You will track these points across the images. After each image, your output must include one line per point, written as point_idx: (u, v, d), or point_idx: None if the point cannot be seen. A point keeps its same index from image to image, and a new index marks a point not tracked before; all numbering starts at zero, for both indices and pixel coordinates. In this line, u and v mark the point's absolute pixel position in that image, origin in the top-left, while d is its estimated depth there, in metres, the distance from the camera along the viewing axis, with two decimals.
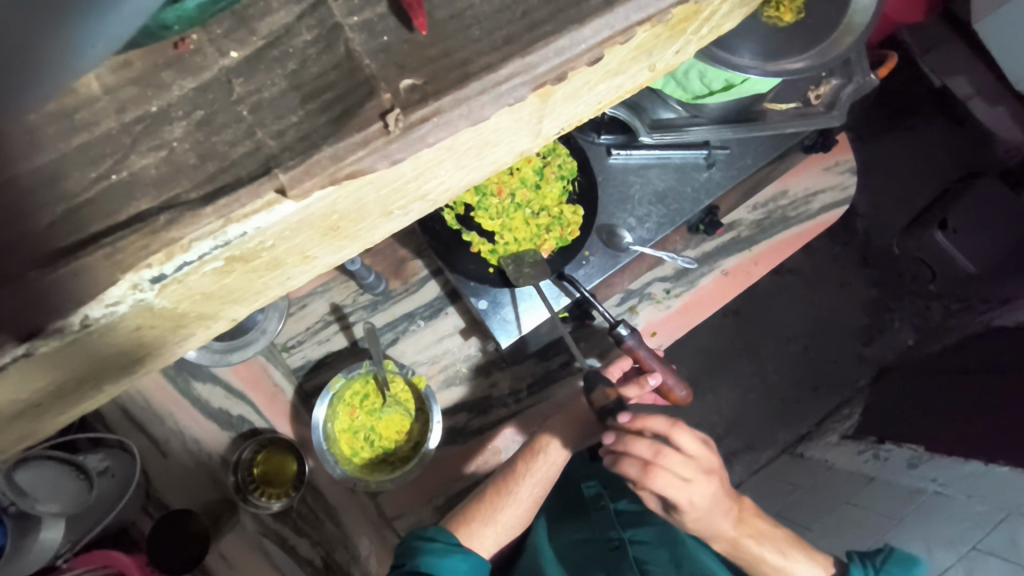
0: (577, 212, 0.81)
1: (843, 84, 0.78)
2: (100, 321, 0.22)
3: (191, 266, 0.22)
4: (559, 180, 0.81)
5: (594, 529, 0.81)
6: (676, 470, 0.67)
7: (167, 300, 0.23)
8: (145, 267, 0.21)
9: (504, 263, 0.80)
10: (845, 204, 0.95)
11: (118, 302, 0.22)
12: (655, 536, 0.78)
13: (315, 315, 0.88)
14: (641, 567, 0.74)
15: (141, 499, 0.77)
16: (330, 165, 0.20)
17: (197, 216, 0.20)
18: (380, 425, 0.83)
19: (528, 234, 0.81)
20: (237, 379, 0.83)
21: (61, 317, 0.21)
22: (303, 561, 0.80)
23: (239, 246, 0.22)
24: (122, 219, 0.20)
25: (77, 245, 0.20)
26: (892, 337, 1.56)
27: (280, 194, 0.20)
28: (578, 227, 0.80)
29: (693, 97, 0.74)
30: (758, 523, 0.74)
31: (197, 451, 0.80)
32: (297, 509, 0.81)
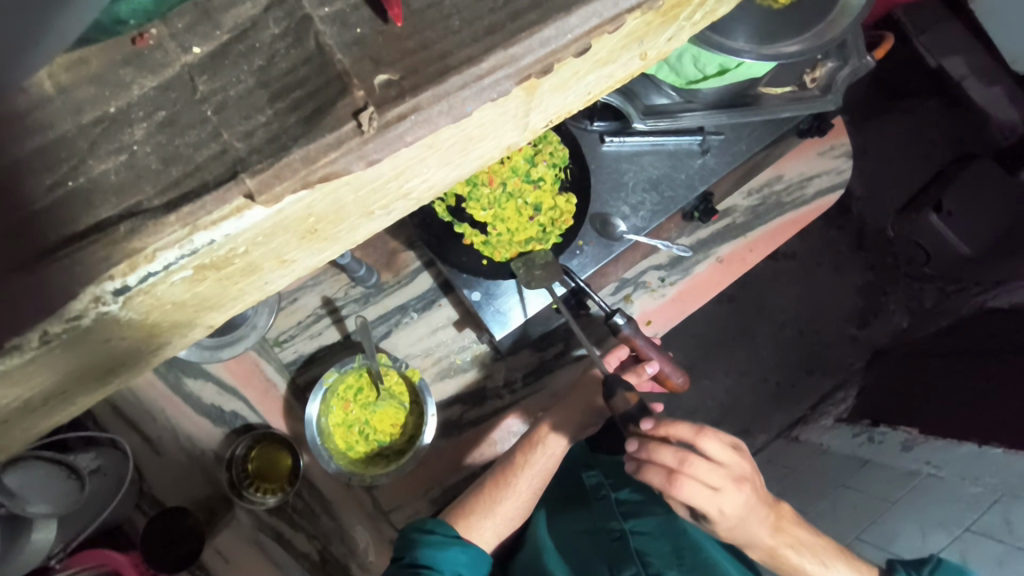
0: (570, 200, 0.80)
1: (838, 66, 0.77)
2: (62, 335, 0.21)
3: (157, 276, 0.20)
4: (551, 169, 0.80)
5: (596, 520, 0.81)
6: (706, 481, 0.60)
7: (134, 311, 0.22)
8: (108, 279, 0.20)
9: (497, 255, 0.79)
10: (841, 189, 0.94)
11: (81, 316, 0.20)
12: (656, 527, 0.78)
13: (307, 309, 0.87)
14: (643, 558, 0.74)
15: (135, 496, 0.76)
16: (302, 168, 0.19)
17: (160, 224, 0.19)
18: (374, 419, 0.82)
19: (522, 224, 0.79)
20: (229, 374, 0.82)
21: (19, 332, 0.20)
22: (297, 556, 0.79)
23: (209, 253, 0.21)
24: (81, 227, 0.19)
25: (34, 257, 0.19)
26: (886, 320, 1.56)
27: (249, 199, 0.19)
28: (571, 215, 0.79)
29: (688, 83, 0.72)
30: (795, 530, 0.71)
31: (191, 446, 0.79)
32: (291, 504, 0.81)
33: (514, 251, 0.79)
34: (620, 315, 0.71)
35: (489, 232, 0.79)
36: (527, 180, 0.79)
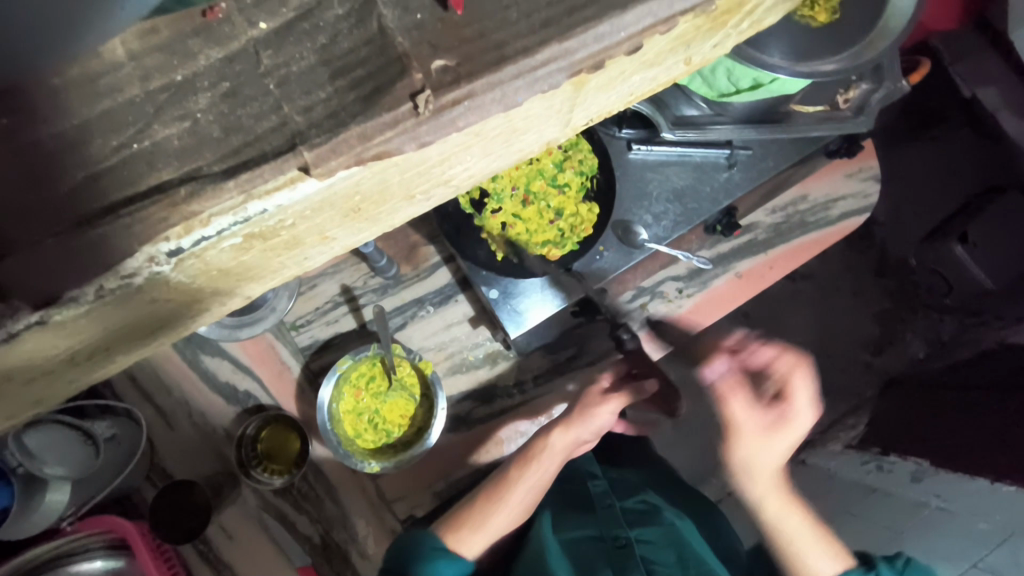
0: (593, 209, 0.80)
1: (872, 89, 0.77)
2: (115, 292, 0.22)
3: (210, 241, 0.21)
4: (578, 176, 0.80)
5: (601, 526, 0.80)
6: (806, 391, 0.76)
7: (183, 274, 0.23)
8: (163, 240, 0.20)
9: (512, 253, 0.79)
10: (865, 213, 0.94)
11: (134, 274, 0.21)
12: (660, 536, 0.78)
13: (324, 296, 0.87)
14: (648, 566, 0.74)
15: (144, 467, 0.77)
16: (357, 145, 0.19)
17: (219, 190, 0.20)
18: (384, 408, 0.83)
19: (541, 228, 0.80)
20: (245, 354, 0.83)
21: (77, 285, 0.20)
22: (300, 538, 0.80)
23: (259, 223, 0.22)
24: (142, 188, 0.20)
25: (97, 215, 0.20)
26: (901, 349, 1.55)
27: (304, 172, 0.20)
28: (592, 224, 0.80)
29: (719, 95, 0.73)
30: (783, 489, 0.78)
31: (202, 424, 0.80)
32: (297, 486, 0.82)
33: (530, 251, 0.80)
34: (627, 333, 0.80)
35: (507, 231, 0.80)
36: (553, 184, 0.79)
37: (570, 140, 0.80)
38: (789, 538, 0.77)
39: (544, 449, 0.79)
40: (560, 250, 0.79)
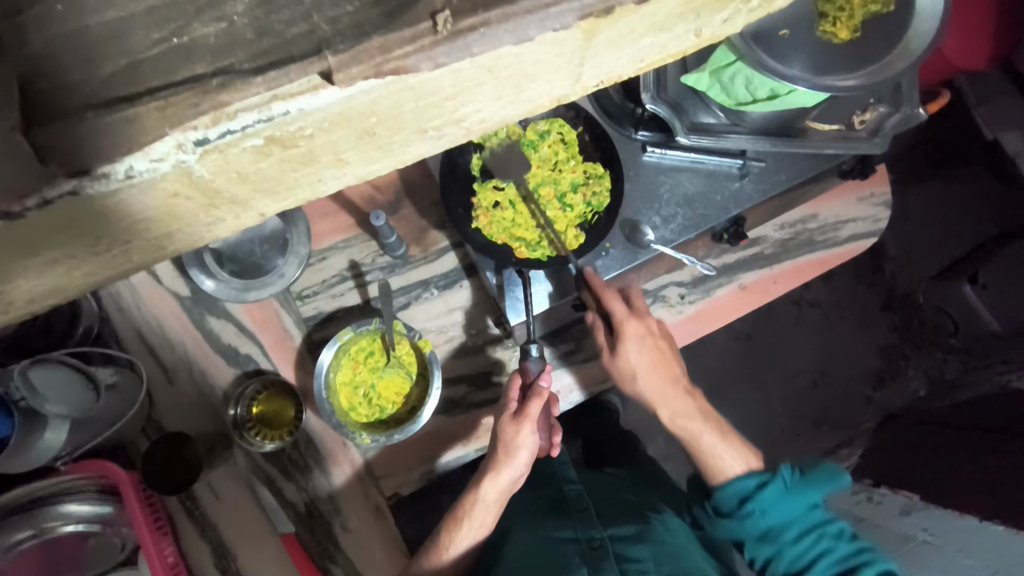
0: (578, 237, 0.80)
1: (888, 113, 0.79)
2: (143, 174, 0.25)
3: (234, 135, 0.25)
4: (585, 205, 0.81)
5: (577, 528, 0.81)
6: (636, 327, 0.78)
7: (205, 167, 0.27)
8: (192, 127, 0.24)
9: (488, 230, 0.79)
10: (874, 237, 0.94)
11: (163, 159, 0.25)
12: (636, 532, 0.81)
13: (333, 269, 0.88)
14: (623, 564, 0.76)
15: (141, 419, 0.79)
16: (377, 56, 0.23)
17: (246, 83, 0.23)
18: (380, 384, 0.84)
19: (528, 228, 0.80)
20: (249, 318, 0.85)
21: (111, 162, 0.24)
22: (286, 504, 0.82)
23: (280, 125, 0.25)
24: (178, 77, 0.23)
25: (134, 96, 0.23)
26: (903, 384, 1.54)
27: (325, 78, 0.23)
28: (568, 250, 0.79)
29: (736, 104, 0.74)
30: (676, 402, 0.84)
31: (202, 382, 0.83)
32: (288, 453, 0.83)
33: (503, 237, 0.79)
34: (533, 344, 0.76)
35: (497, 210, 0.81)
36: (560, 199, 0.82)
37: (597, 170, 0.82)
38: (709, 451, 0.84)
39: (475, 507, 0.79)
40: (529, 252, 0.79)
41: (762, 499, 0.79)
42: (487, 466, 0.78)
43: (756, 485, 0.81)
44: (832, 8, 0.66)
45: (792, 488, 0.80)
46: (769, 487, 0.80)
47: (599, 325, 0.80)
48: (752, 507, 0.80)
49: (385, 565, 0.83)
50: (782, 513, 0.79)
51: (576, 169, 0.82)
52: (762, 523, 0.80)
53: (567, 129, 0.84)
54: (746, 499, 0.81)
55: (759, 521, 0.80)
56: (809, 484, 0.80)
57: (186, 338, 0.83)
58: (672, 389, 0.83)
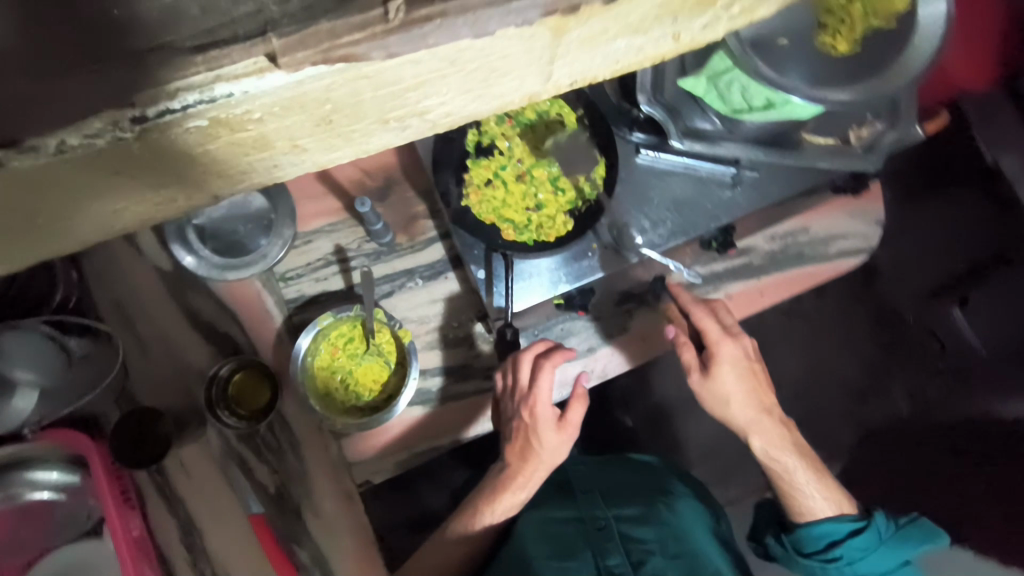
0: (567, 224, 0.76)
1: (885, 130, 0.79)
2: (76, 151, 0.25)
3: (175, 115, 0.25)
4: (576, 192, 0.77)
5: (580, 508, 0.91)
6: (738, 350, 0.81)
7: (146, 150, 0.26)
8: (128, 106, 0.24)
9: (477, 209, 0.75)
10: (864, 254, 0.94)
11: (97, 135, 0.25)
12: (636, 514, 0.90)
13: (318, 253, 0.87)
14: (626, 543, 0.86)
15: (114, 393, 0.79)
16: (325, 40, 0.23)
17: (186, 62, 0.24)
18: (358, 370, 0.83)
19: (518, 211, 0.76)
20: (229, 297, 0.84)
21: (42, 135, 0.24)
22: (258, 486, 0.82)
23: (224, 108, 0.25)
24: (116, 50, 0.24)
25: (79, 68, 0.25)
26: (886, 402, 1.55)
27: (271, 60, 0.24)
28: (557, 237, 0.75)
29: (732, 111, 0.73)
30: (767, 432, 0.86)
31: (178, 360, 0.82)
32: (261, 434, 0.82)
33: (491, 218, 0.75)
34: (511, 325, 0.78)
35: (489, 189, 0.76)
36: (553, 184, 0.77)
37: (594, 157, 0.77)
38: (800, 489, 0.87)
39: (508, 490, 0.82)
40: (517, 235, 0.75)
41: (853, 545, 0.85)
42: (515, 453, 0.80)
43: (847, 531, 0.85)
44: (832, 21, 0.66)
45: (885, 541, 0.85)
46: (864, 535, 0.85)
47: (686, 342, 0.83)
48: (841, 551, 0.85)
49: (351, 556, 0.81)
50: (872, 564, 0.85)
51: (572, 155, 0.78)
52: (848, 569, 0.86)
53: (567, 110, 0.78)
54: (835, 543, 0.86)
55: (845, 566, 0.86)
56: (902, 539, 0.86)
57: (167, 312, 0.82)
58: (774, 431, 0.86)
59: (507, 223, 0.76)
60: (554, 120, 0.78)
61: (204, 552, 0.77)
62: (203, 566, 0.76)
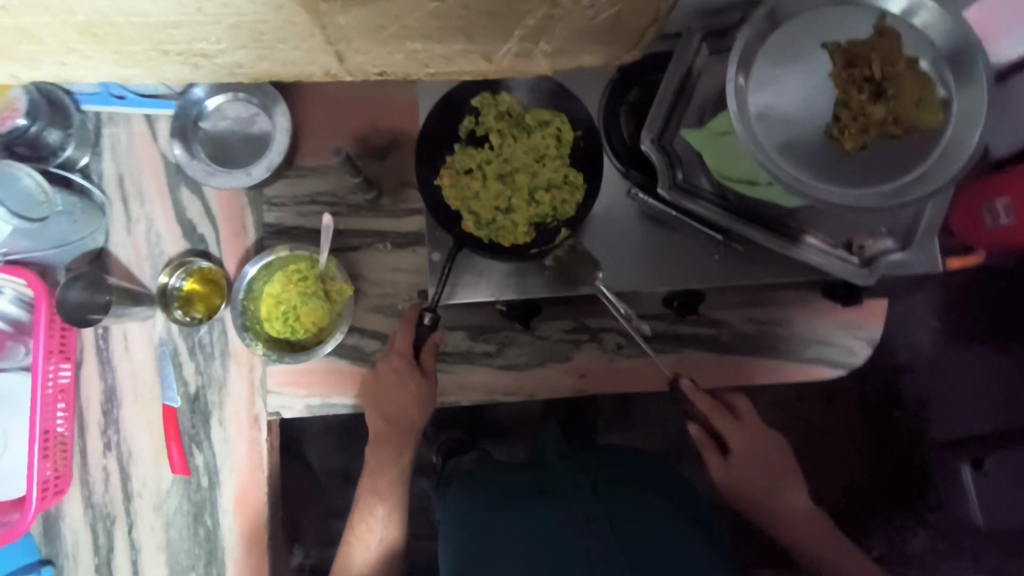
0: (528, 236, 0.76)
1: (891, 250, 0.76)
2: None
3: None
4: (549, 208, 0.76)
5: (573, 506, 0.78)
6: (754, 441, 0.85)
7: None
8: None
9: (447, 192, 0.77)
10: (841, 368, 0.89)
11: None
12: (642, 537, 0.75)
13: (307, 189, 0.89)
14: (624, 549, 0.72)
15: (91, 254, 0.87)
16: None
17: None
18: (303, 309, 0.84)
19: (486, 207, 0.77)
20: (217, 205, 0.89)
21: None
22: (180, 380, 0.87)
23: None
24: None
25: None
26: (858, 537, 1.42)
27: None
28: (512, 244, 0.76)
29: (721, 177, 0.71)
30: (803, 526, 0.85)
31: (155, 243, 0.89)
32: (199, 335, 0.87)
33: (458, 204, 0.77)
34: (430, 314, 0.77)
35: (466, 179, 0.77)
36: (529, 194, 0.77)
37: (575, 180, 0.77)
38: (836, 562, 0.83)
39: (386, 462, 0.86)
40: (476, 230, 0.76)
41: None
42: (371, 429, 0.85)
43: None
44: (847, 115, 0.62)
45: None
46: None
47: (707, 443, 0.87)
48: None
49: (240, 471, 0.85)
50: None
51: (556, 170, 0.77)
52: None
53: (567, 127, 0.78)
54: None
55: None
56: None
57: (157, 200, 0.89)
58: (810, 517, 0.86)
59: (471, 216, 0.77)
60: (551, 133, 0.78)
61: (115, 420, 0.86)
62: (111, 432, 0.86)
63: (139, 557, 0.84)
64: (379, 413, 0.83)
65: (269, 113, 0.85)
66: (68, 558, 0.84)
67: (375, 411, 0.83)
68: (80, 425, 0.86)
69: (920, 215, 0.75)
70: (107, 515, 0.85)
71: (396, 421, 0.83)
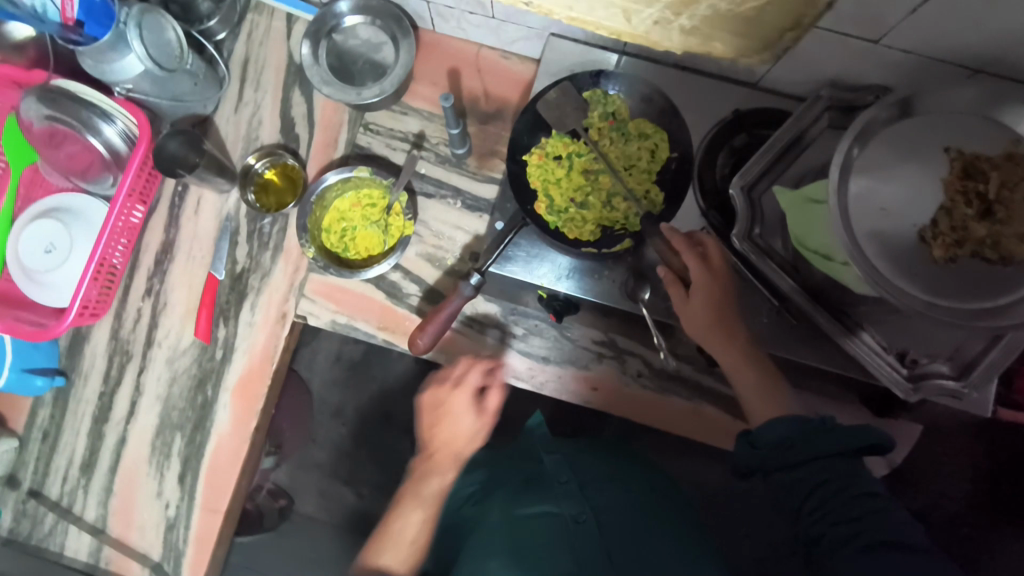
0: (593, 234, 0.78)
1: (942, 372, 0.73)
2: None
3: None
4: (620, 215, 0.79)
5: (559, 502, 0.76)
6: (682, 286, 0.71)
7: None
8: None
9: (530, 170, 0.80)
10: None
11: None
12: (626, 538, 0.72)
13: (403, 126, 0.93)
14: (603, 549, 0.70)
15: (199, 118, 0.94)
16: None
17: None
18: (363, 230, 0.89)
19: (562, 196, 0.79)
20: (319, 113, 0.94)
21: None
22: (230, 257, 0.91)
23: None
24: None
25: None
26: None
27: None
28: (575, 237, 0.78)
29: (796, 240, 0.69)
30: (728, 348, 0.71)
31: (255, 128, 0.94)
32: (262, 221, 0.92)
33: (536, 184, 0.79)
34: (479, 275, 0.76)
35: (552, 165, 0.80)
36: (604, 197, 0.80)
37: (654, 196, 0.78)
38: (756, 389, 0.70)
39: (424, 481, 0.81)
40: (545, 212, 0.78)
41: None
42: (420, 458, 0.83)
43: None
44: (947, 222, 0.60)
45: None
46: None
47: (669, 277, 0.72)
48: None
49: (252, 357, 0.89)
50: None
51: (639, 183, 0.79)
52: None
53: (663, 145, 0.79)
54: None
55: None
56: None
57: (270, 91, 0.95)
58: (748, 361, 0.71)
59: (545, 198, 0.79)
60: (645, 147, 0.79)
61: (164, 271, 0.92)
62: (156, 280, 0.92)
63: (139, 398, 0.89)
64: (428, 444, 0.83)
65: (396, 45, 0.89)
66: (80, 377, 0.90)
67: (428, 431, 0.83)
68: (133, 263, 0.92)
69: (986, 353, 0.71)
70: (126, 351, 0.90)
71: (449, 426, 0.81)
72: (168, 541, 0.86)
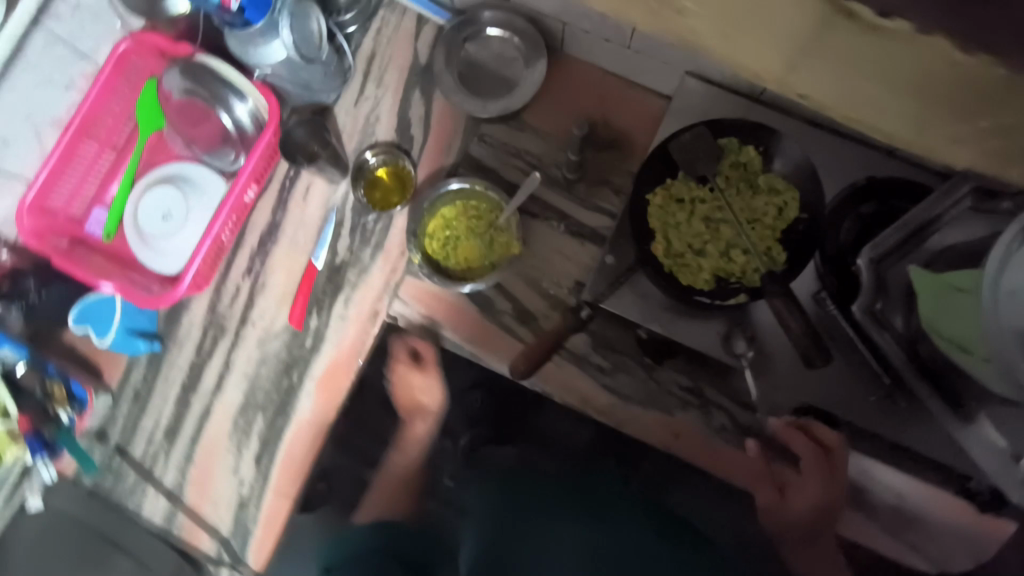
0: (708, 283, 0.77)
1: None
2: None
3: None
4: (737, 267, 0.77)
5: (634, 538, 0.73)
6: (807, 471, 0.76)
7: None
8: None
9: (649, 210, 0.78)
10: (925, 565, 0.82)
11: None
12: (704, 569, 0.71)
13: (519, 141, 0.92)
14: None
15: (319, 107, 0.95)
16: None
17: None
18: (465, 242, 0.89)
19: (681, 240, 0.77)
20: (436, 117, 0.94)
21: None
22: (332, 247, 0.92)
23: None
24: None
25: None
26: None
27: None
28: (691, 284, 0.76)
29: (931, 323, 0.65)
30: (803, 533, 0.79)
31: (371, 123, 0.95)
32: (367, 217, 0.93)
33: (655, 225, 0.78)
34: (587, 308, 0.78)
35: (673, 207, 0.78)
36: (722, 246, 0.77)
37: (777, 255, 0.75)
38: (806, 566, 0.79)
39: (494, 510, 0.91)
40: (660, 255, 0.77)
41: None
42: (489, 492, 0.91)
43: None
44: None
45: None
46: None
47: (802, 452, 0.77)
48: None
49: (343, 348, 0.91)
50: None
51: (762, 238, 0.76)
52: None
53: (793, 203, 0.76)
54: None
55: None
56: None
57: (390, 88, 0.95)
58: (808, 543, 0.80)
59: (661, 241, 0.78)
60: (772, 202, 0.77)
61: (266, 252, 0.93)
62: (257, 260, 0.93)
63: (227, 374, 0.91)
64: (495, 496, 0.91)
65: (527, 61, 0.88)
66: (175, 345, 0.92)
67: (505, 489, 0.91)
68: (239, 240, 0.94)
69: None
70: (220, 326, 0.92)
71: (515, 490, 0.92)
72: (238, 520, 0.89)
